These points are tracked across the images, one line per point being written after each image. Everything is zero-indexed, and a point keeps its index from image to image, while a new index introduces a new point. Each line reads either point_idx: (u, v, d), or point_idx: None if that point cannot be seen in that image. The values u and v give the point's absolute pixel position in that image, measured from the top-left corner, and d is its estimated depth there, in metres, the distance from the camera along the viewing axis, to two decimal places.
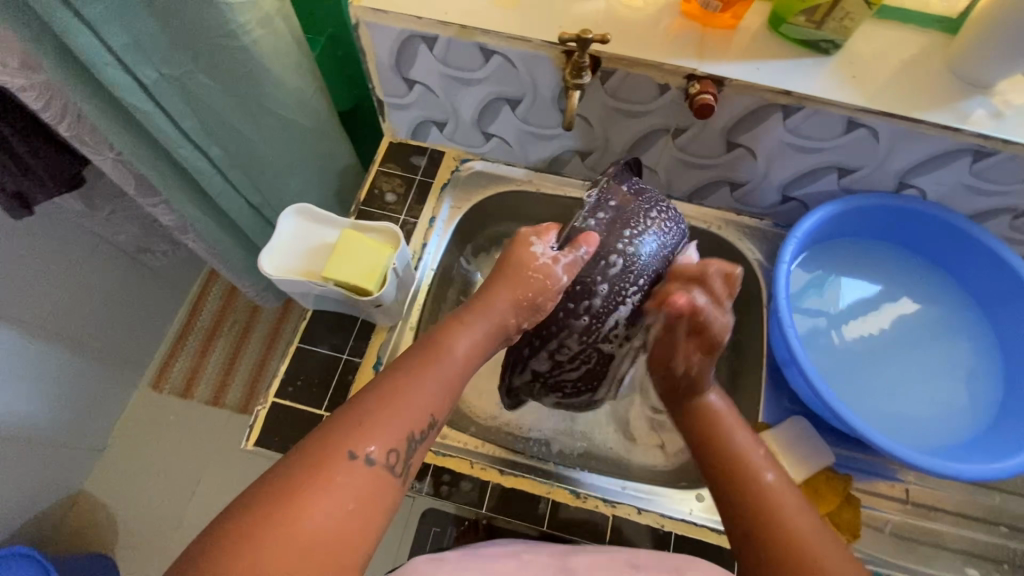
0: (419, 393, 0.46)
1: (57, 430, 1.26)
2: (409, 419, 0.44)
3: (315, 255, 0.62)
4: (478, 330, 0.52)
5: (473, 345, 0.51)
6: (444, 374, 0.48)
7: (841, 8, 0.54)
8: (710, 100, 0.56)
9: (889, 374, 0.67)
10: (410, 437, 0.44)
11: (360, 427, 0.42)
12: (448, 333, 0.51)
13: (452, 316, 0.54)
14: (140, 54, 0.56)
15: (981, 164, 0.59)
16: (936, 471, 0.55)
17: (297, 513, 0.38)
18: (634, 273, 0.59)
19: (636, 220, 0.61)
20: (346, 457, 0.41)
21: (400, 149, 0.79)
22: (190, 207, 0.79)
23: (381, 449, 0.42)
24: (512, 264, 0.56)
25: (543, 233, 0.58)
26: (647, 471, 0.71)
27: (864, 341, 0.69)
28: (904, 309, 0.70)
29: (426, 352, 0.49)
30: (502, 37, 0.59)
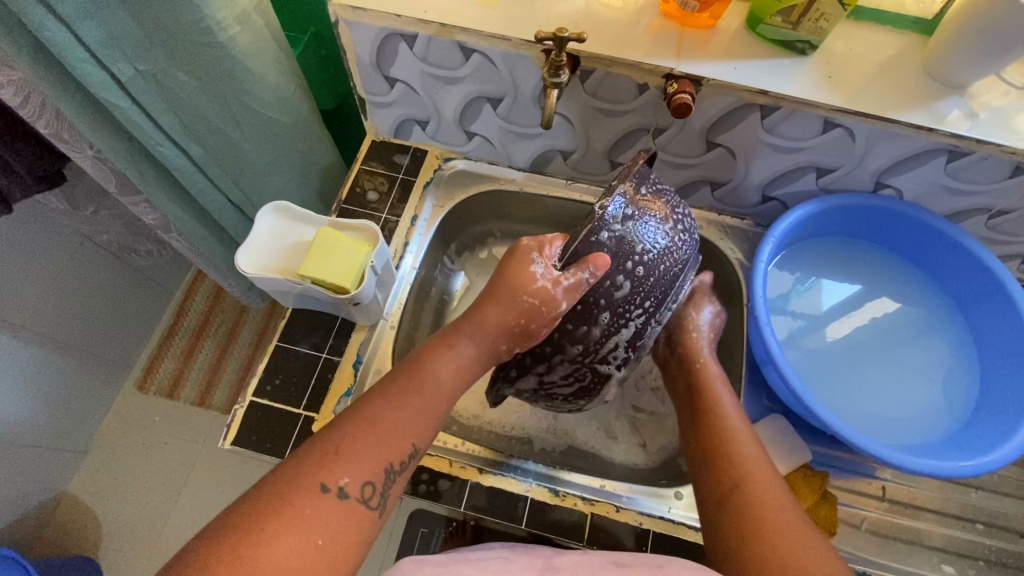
0: (401, 418, 0.47)
1: (39, 432, 1.24)
2: (386, 451, 0.45)
3: (292, 253, 0.61)
4: (463, 354, 0.52)
5: (456, 373, 0.52)
6: (424, 401, 0.49)
7: (817, 9, 0.54)
8: (687, 99, 0.57)
9: (867, 375, 0.67)
10: (386, 471, 0.45)
11: (335, 458, 0.43)
12: (432, 357, 0.51)
13: (443, 334, 0.55)
14: (117, 50, 0.55)
15: (955, 165, 0.60)
16: (908, 468, 0.55)
17: (267, 543, 0.38)
18: (641, 296, 0.56)
19: (643, 233, 0.56)
20: (318, 490, 0.41)
21: (383, 147, 0.79)
22: (171, 205, 0.79)
23: (354, 482, 0.43)
24: (508, 283, 0.53)
25: (545, 250, 0.55)
26: (629, 470, 0.72)
27: (844, 343, 0.69)
28: (882, 311, 0.70)
29: (411, 374, 0.50)
30: (481, 35, 0.59)
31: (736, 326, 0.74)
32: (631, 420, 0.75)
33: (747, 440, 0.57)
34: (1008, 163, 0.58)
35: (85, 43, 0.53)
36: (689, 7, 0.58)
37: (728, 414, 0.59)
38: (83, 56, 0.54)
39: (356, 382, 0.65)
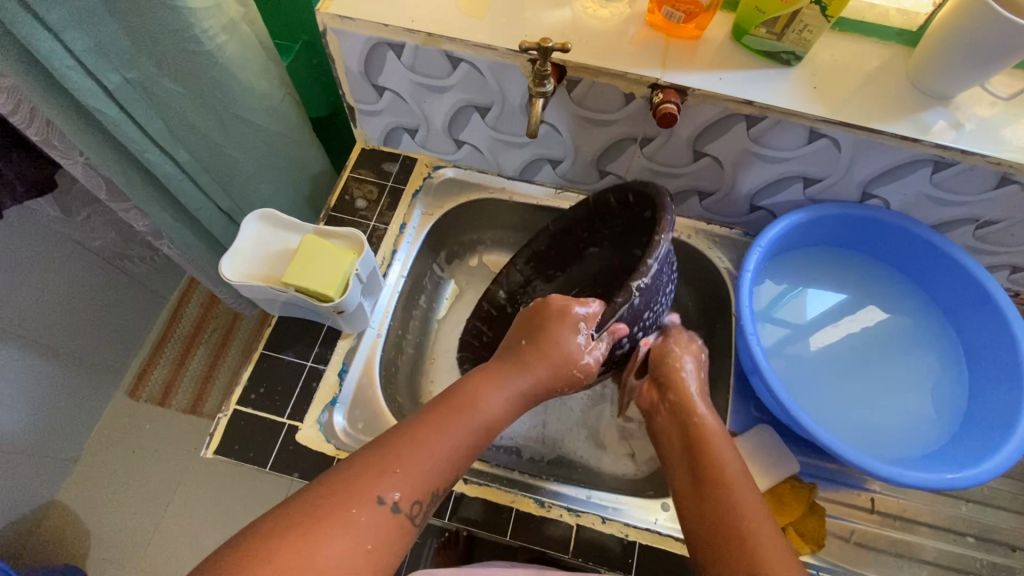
0: (446, 444, 0.46)
1: (28, 439, 1.23)
2: (436, 475, 0.45)
3: (277, 261, 0.61)
4: (514, 394, 0.51)
5: (505, 407, 0.51)
6: (470, 436, 0.48)
7: (800, 20, 0.55)
8: (673, 109, 0.57)
9: (851, 382, 0.67)
10: (433, 493, 0.44)
11: (388, 472, 0.43)
12: (479, 388, 0.51)
13: (487, 369, 0.53)
14: (103, 58, 0.55)
15: (941, 175, 0.60)
16: (893, 479, 0.55)
17: (324, 540, 0.38)
18: (636, 344, 0.62)
19: (659, 300, 0.58)
20: (373, 500, 0.41)
21: (372, 155, 0.79)
22: (160, 212, 0.79)
23: (407, 498, 0.42)
24: (552, 342, 0.53)
25: (591, 318, 0.55)
26: (617, 480, 0.71)
27: (830, 350, 0.69)
28: (863, 316, 0.71)
29: (456, 404, 0.49)
30: (468, 45, 0.60)
31: (725, 335, 0.74)
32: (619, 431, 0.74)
33: (764, 521, 0.47)
34: (993, 174, 0.58)
35: (71, 51, 0.53)
36: (675, 18, 0.58)
37: (735, 485, 0.49)
38: (70, 63, 0.54)
39: (341, 390, 0.64)
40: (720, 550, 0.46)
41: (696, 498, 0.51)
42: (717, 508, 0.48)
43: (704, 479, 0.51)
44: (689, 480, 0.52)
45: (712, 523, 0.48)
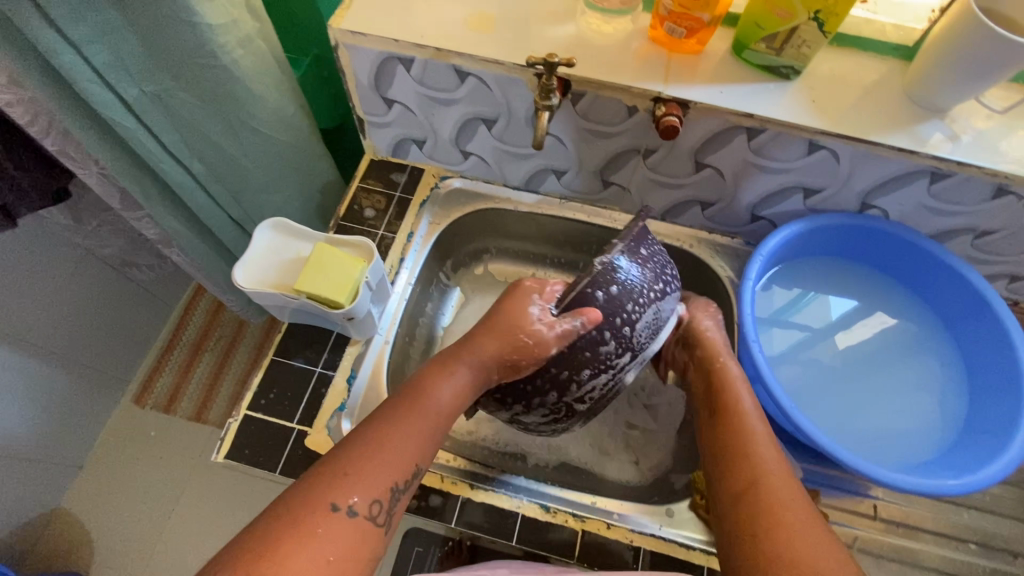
0: (400, 438, 0.47)
1: (35, 445, 1.25)
2: (393, 470, 0.46)
3: (288, 269, 0.62)
4: (462, 376, 0.53)
5: (456, 396, 0.52)
6: (423, 425, 0.49)
7: (799, 35, 0.56)
8: (675, 122, 0.58)
9: (856, 387, 0.68)
10: (392, 488, 0.46)
11: (342, 478, 0.44)
12: (431, 377, 0.52)
13: (435, 362, 0.55)
14: (122, 71, 0.57)
15: (938, 186, 0.61)
16: (894, 485, 0.56)
17: (281, 561, 0.38)
18: (626, 348, 0.56)
19: (642, 294, 0.57)
20: (328, 509, 0.42)
21: (380, 166, 0.81)
22: (173, 221, 0.81)
23: (364, 500, 0.44)
24: (502, 318, 0.55)
25: (546, 293, 0.57)
26: (621, 487, 0.72)
27: (840, 356, 0.70)
28: (870, 323, 0.72)
29: (407, 398, 0.51)
30: (476, 59, 0.61)
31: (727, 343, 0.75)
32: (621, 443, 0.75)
33: (777, 466, 0.51)
34: (990, 185, 0.59)
35: (92, 64, 0.55)
36: (677, 34, 0.60)
37: (756, 435, 0.54)
38: (90, 76, 0.56)
39: (350, 396, 0.65)
40: (725, 466, 0.53)
41: (715, 429, 0.57)
42: (735, 451, 0.53)
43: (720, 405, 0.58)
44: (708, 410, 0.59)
45: (727, 463, 0.53)
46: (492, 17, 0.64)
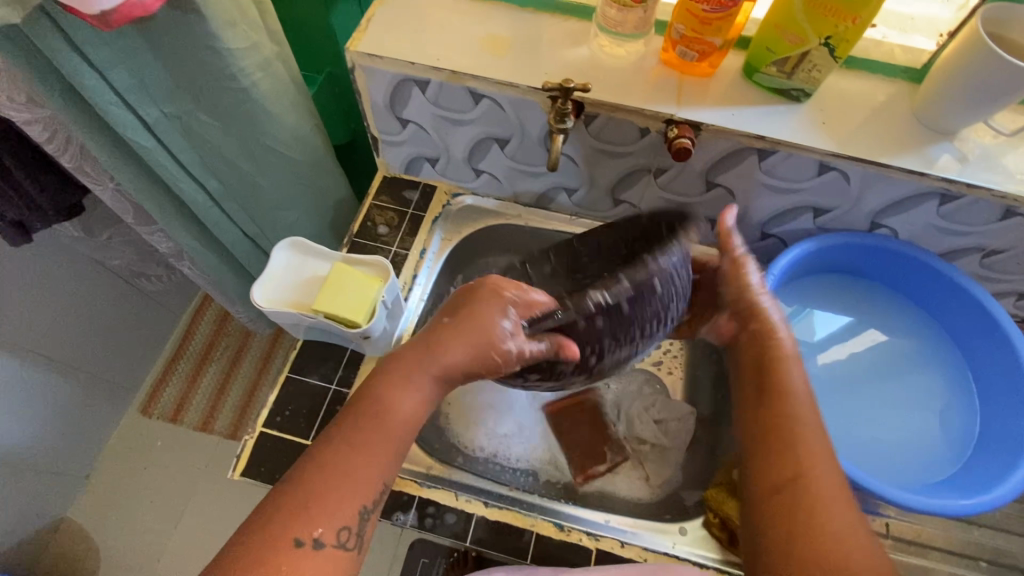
0: (360, 462, 0.47)
1: (41, 455, 1.25)
2: (358, 495, 0.46)
3: (305, 287, 0.63)
4: (425, 387, 0.51)
5: (420, 405, 0.51)
6: (388, 443, 0.49)
7: (810, 60, 0.57)
8: (687, 144, 0.59)
9: (858, 400, 0.68)
10: (360, 512, 0.46)
11: (304, 512, 0.44)
12: (392, 389, 0.50)
13: (394, 373, 0.51)
14: (144, 95, 0.58)
15: (948, 207, 0.62)
16: (906, 504, 0.56)
17: None
18: (593, 370, 0.58)
19: (639, 324, 0.55)
20: (292, 545, 0.43)
21: (393, 183, 0.82)
22: (186, 236, 0.81)
23: (330, 531, 0.44)
24: (474, 329, 0.52)
25: (523, 306, 0.54)
26: (631, 506, 0.70)
27: (840, 367, 0.70)
28: (873, 338, 0.72)
29: (367, 413, 0.49)
30: (491, 82, 0.62)
31: None
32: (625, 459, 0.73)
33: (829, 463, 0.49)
34: (998, 206, 0.60)
35: (115, 88, 0.56)
36: (688, 57, 0.61)
37: (808, 426, 0.51)
38: (113, 101, 0.57)
39: None
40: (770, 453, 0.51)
41: (759, 408, 0.54)
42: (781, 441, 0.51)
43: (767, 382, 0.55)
44: (753, 385, 0.56)
45: (772, 448, 0.51)
46: (506, 40, 0.65)
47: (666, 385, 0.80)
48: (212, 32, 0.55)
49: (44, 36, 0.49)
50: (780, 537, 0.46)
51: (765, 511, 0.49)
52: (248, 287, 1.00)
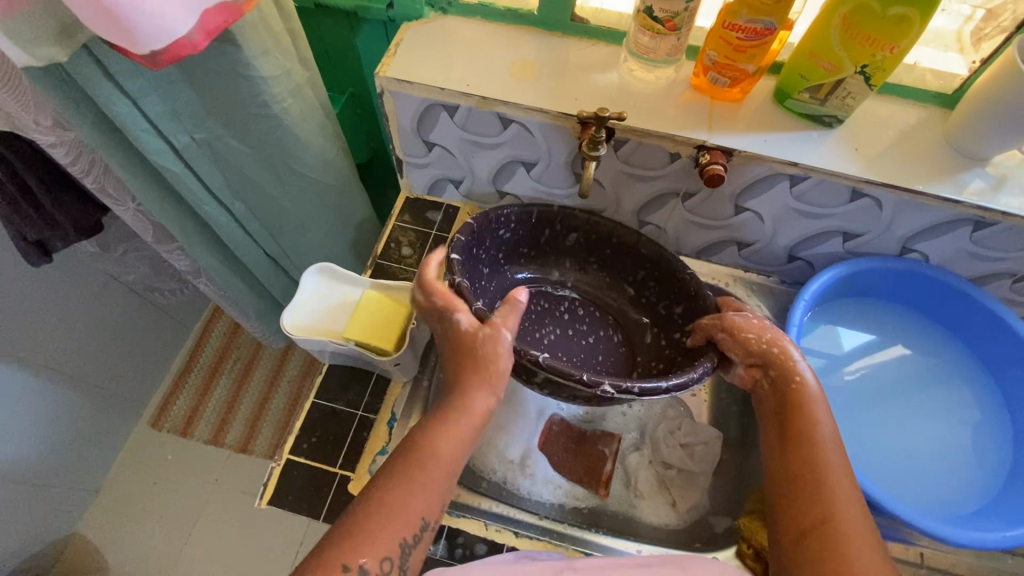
0: (406, 501, 0.46)
1: (52, 470, 1.24)
2: (403, 526, 0.45)
3: (336, 314, 0.65)
4: (462, 428, 0.49)
5: (459, 443, 0.49)
6: (430, 480, 0.47)
7: (844, 87, 0.57)
8: (720, 170, 0.59)
9: (885, 417, 0.68)
10: (403, 544, 0.45)
11: (352, 538, 0.44)
12: (432, 430, 0.49)
13: (437, 417, 0.50)
14: (174, 120, 0.59)
15: (981, 233, 0.62)
16: (935, 533, 0.56)
17: None
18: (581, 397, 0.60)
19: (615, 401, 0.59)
20: (339, 569, 0.42)
21: (416, 204, 0.81)
22: (208, 256, 0.81)
23: (374, 558, 0.43)
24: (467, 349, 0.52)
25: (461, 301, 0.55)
26: (658, 532, 0.70)
27: (861, 380, 0.70)
28: (897, 356, 0.71)
29: (413, 458, 0.48)
30: (520, 107, 0.62)
31: None
32: (618, 447, 0.75)
33: (853, 508, 0.49)
34: None
35: (147, 115, 0.56)
36: (720, 83, 0.61)
37: (837, 479, 0.50)
38: (144, 127, 0.57)
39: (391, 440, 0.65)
40: (799, 497, 0.51)
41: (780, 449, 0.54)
42: (817, 501, 0.50)
43: (787, 412, 0.55)
44: (775, 424, 0.56)
45: (799, 494, 0.51)
46: (535, 65, 0.65)
47: (691, 407, 0.79)
48: (245, 60, 0.55)
49: (82, 68, 0.49)
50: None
51: (793, 558, 0.49)
52: (265, 305, 1.00)
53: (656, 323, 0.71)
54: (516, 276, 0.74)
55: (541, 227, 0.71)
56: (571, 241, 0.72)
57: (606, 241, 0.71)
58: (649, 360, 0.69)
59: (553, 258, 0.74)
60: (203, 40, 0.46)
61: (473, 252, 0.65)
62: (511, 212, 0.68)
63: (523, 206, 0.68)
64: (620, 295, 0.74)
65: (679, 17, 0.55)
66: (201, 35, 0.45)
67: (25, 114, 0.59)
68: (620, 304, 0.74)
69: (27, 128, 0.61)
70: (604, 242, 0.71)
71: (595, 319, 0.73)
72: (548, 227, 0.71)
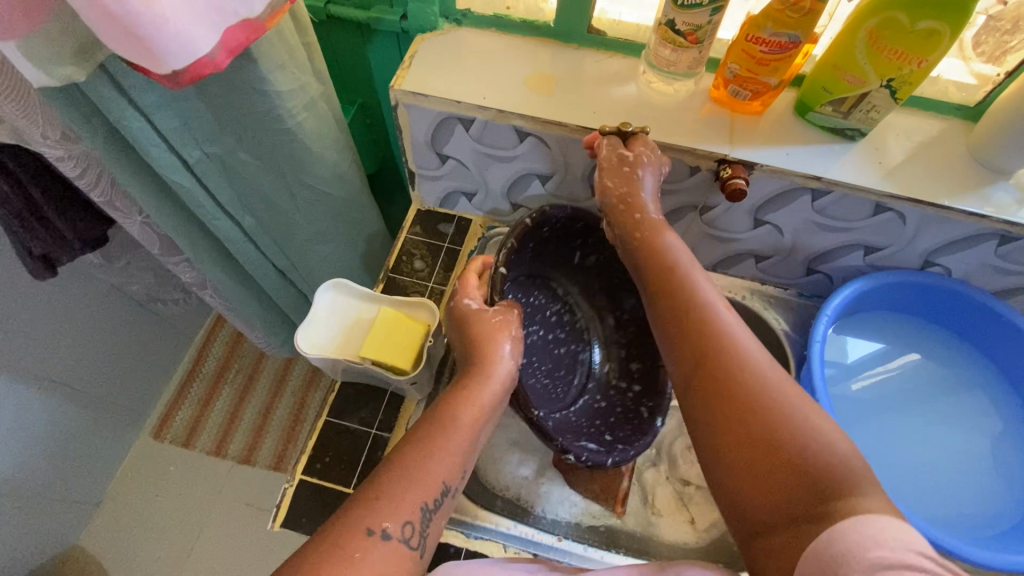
0: (429, 464, 0.47)
1: (53, 483, 1.22)
2: (424, 488, 0.46)
3: (350, 332, 0.64)
4: (480, 398, 0.53)
5: (477, 415, 0.52)
6: (455, 449, 0.49)
7: (869, 101, 0.56)
8: (741, 185, 0.58)
9: (906, 428, 0.67)
10: (422, 509, 0.45)
11: (376, 502, 0.44)
12: (451, 404, 0.52)
13: (459, 389, 0.54)
14: (187, 135, 0.58)
15: (1007, 247, 0.61)
16: (962, 555, 0.55)
17: None
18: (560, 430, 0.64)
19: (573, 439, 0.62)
20: (363, 532, 0.42)
21: (428, 216, 0.80)
22: (215, 269, 0.79)
23: (397, 522, 0.43)
24: (483, 331, 0.57)
25: (466, 288, 0.61)
26: (679, 551, 0.68)
27: (877, 389, 0.69)
28: (913, 368, 0.70)
29: (439, 426, 0.50)
30: (537, 121, 0.61)
31: None
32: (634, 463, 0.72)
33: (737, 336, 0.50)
34: None
35: (160, 130, 0.55)
36: (741, 96, 0.60)
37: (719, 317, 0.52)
38: (156, 142, 0.56)
39: None
40: (689, 347, 0.51)
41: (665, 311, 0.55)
42: (697, 344, 0.51)
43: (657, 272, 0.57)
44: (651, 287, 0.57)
45: (690, 345, 0.51)
46: (552, 77, 0.64)
47: None
48: (262, 75, 0.54)
49: (97, 85, 0.48)
50: (739, 431, 0.45)
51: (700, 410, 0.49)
52: (272, 317, 0.98)
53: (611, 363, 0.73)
54: (534, 265, 0.72)
55: (575, 235, 0.70)
56: (589, 262, 0.73)
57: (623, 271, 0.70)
58: (604, 393, 0.71)
59: (572, 255, 0.72)
60: (225, 58, 0.45)
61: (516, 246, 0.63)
62: (566, 214, 0.66)
63: (576, 212, 0.66)
64: (599, 323, 0.75)
65: (702, 30, 0.54)
66: (223, 53, 0.45)
67: (33, 128, 0.57)
68: (593, 329, 0.75)
69: (34, 141, 0.60)
70: (619, 272, 0.71)
71: (569, 332, 0.74)
72: (581, 237, 0.70)
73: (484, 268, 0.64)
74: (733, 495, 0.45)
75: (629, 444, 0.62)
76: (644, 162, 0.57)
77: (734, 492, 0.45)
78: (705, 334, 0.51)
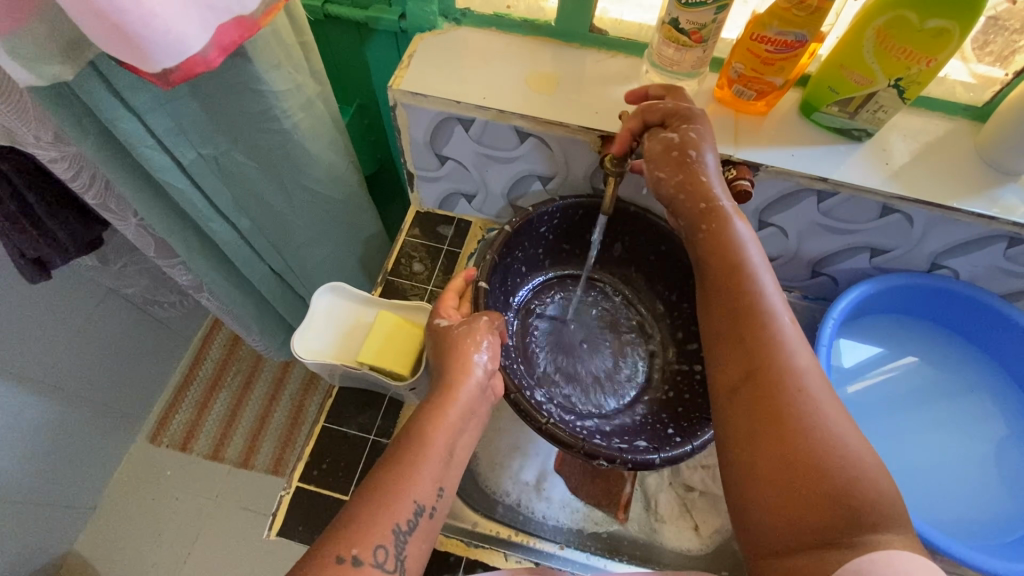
0: (400, 486, 0.46)
1: (48, 489, 1.20)
2: (396, 510, 0.45)
3: (348, 337, 0.63)
4: (451, 414, 0.50)
5: (449, 432, 0.50)
6: (429, 469, 0.48)
7: (876, 101, 0.55)
8: (746, 187, 0.57)
9: (906, 432, 0.65)
10: (395, 532, 0.44)
11: (345, 528, 0.43)
12: (422, 420, 0.50)
13: (428, 405, 0.51)
14: (181, 136, 0.57)
15: (1015, 250, 0.60)
16: (965, 560, 0.54)
17: None
18: (608, 429, 0.60)
19: (620, 437, 0.58)
20: (332, 560, 0.41)
21: (427, 218, 0.79)
22: (211, 272, 0.78)
23: (366, 548, 0.42)
24: (449, 342, 0.54)
25: (441, 308, 0.59)
26: (681, 558, 0.66)
27: (881, 392, 0.68)
28: (914, 370, 0.69)
29: (411, 445, 0.48)
30: (538, 121, 0.60)
31: None
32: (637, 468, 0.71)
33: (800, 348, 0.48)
34: None
35: (153, 130, 0.54)
36: (745, 96, 0.59)
37: (782, 323, 0.49)
38: (150, 143, 0.55)
39: None
40: (748, 347, 0.49)
41: (725, 306, 0.52)
42: (752, 345, 0.48)
43: (720, 264, 0.53)
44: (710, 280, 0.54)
45: (749, 347, 0.49)
46: (553, 77, 0.63)
47: None
48: (257, 74, 0.53)
49: (87, 84, 0.47)
50: (784, 444, 0.43)
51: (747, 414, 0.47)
52: (269, 320, 0.97)
53: (677, 344, 0.68)
54: (552, 273, 0.73)
55: (584, 227, 0.69)
56: (617, 251, 0.72)
57: (654, 248, 0.68)
58: (670, 381, 0.66)
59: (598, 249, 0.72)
60: (217, 56, 0.44)
61: (510, 253, 0.65)
62: (557, 209, 0.65)
63: (566, 205, 0.65)
64: (651, 307, 0.72)
65: (706, 29, 0.53)
66: (215, 51, 0.44)
67: (25, 129, 0.56)
68: (651, 318, 0.72)
69: (26, 143, 0.58)
70: (653, 254, 0.69)
71: (618, 323, 0.71)
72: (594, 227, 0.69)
73: (465, 287, 0.62)
74: (748, 511, 0.45)
75: (689, 436, 0.56)
76: (699, 143, 0.54)
77: (748, 508, 0.45)
78: (764, 337, 0.48)
